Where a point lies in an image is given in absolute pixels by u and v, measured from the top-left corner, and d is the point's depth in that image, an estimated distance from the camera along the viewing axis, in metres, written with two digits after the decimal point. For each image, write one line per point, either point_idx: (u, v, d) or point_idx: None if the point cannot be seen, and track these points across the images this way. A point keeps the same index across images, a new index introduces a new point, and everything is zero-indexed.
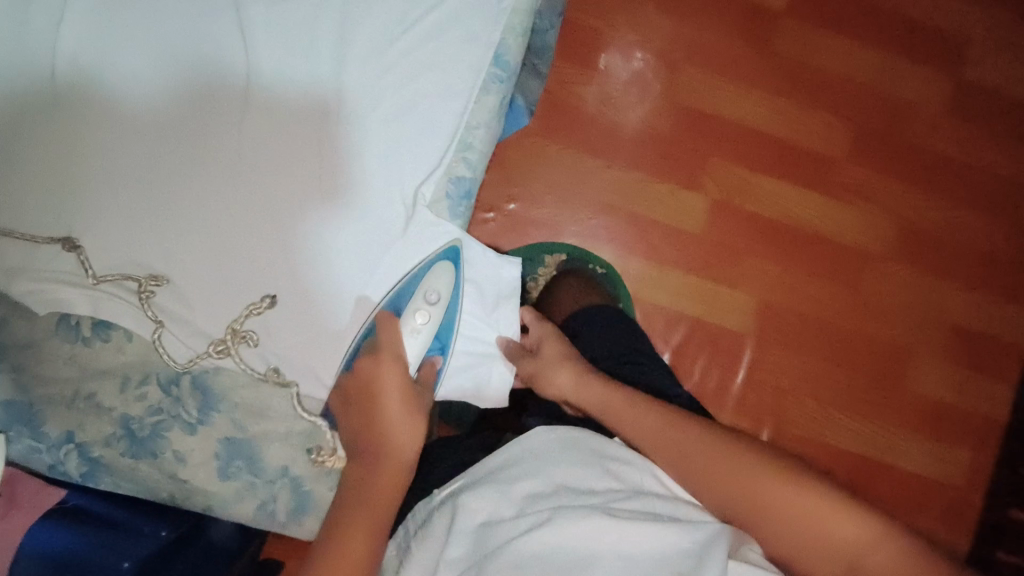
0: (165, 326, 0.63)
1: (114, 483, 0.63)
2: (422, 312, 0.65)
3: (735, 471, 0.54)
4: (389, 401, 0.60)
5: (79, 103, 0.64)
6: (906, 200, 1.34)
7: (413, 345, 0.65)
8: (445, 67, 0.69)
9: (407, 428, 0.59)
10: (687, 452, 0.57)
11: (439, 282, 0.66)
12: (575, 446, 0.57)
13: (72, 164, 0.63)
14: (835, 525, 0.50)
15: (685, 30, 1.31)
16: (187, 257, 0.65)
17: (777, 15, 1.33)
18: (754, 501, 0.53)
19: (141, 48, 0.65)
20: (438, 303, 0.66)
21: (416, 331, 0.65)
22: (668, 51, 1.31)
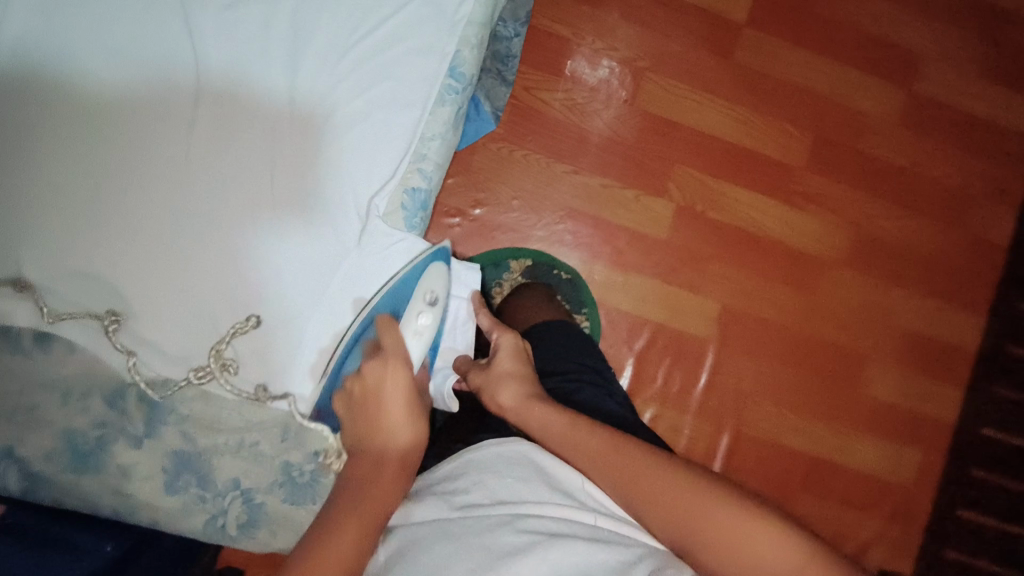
0: (138, 354, 0.63)
1: (56, 498, 0.62)
2: (423, 313, 0.66)
3: (648, 481, 0.53)
4: (390, 407, 0.59)
5: (17, 110, 0.62)
6: (861, 209, 1.38)
7: (416, 345, 0.66)
8: (400, 77, 0.69)
9: (414, 427, 0.60)
10: (629, 471, 0.54)
11: (438, 281, 0.68)
12: (521, 460, 0.58)
13: (14, 173, 0.62)
14: (749, 535, 0.49)
15: (650, 38, 1.33)
16: (130, 271, 0.63)
17: (740, 26, 1.36)
18: (667, 513, 0.52)
19: (84, 54, 0.63)
20: (440, 299, 0.68)
21: (418, 333, 0.66)
22: (633, 59, 1.32)
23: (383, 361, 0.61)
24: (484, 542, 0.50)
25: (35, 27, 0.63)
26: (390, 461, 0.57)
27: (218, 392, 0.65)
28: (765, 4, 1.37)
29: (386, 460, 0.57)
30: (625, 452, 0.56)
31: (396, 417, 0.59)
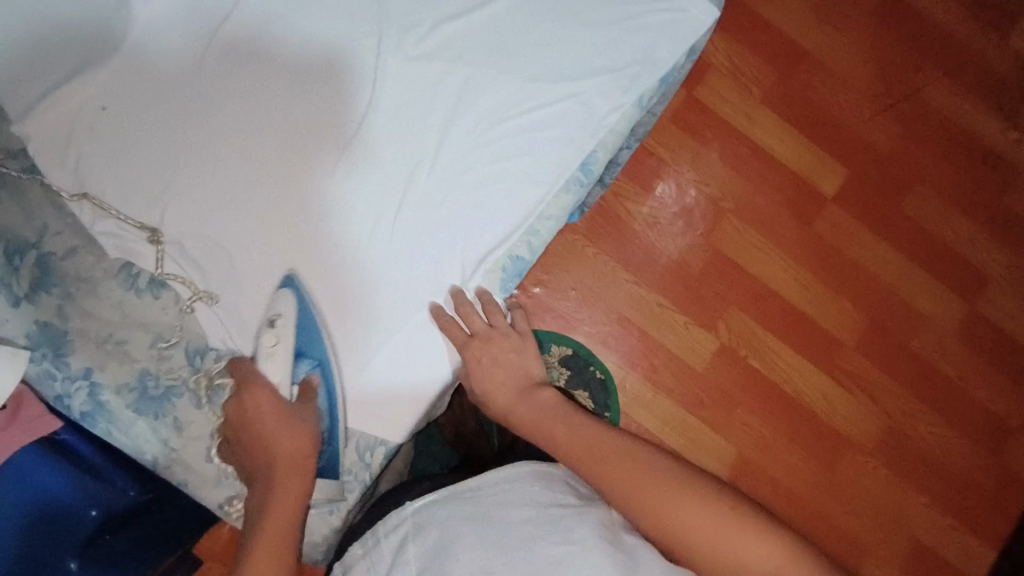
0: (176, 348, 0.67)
1: (109, 430, 0.65)
2: (268, 335, 0.66)
3: (644, 481, 0.59)
4: (259, 433, 0.62)
5: (213, 87, 0.71)
6: (898, 402, 1.39)
7: (274, 364, 0.65)
8: (536, 158, 0.74)
9: (289, 441, 0.61)
10: (644, 485, 0.58)
11: (283, 301, 0.67)
12: (544, 475, 0.62)
13: (181, 137, 0.69)
14: (731, 535, 0.55)
15: (740, 185, 1.41)
16: (249, 249, 0.69)
17: (825, 200, 1.43)
18: (659, 513, 0.57)
19: (277, 61, 0.72)
20: (282, 314, 0.66)
21: (269, 357, 0.65)
22: (720, 198, 1.40)
23: (245, 386, 0.64)
24: (523, 552, 0.55)
25: (249, 25, 0.72)
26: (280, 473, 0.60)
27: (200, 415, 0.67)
28: (854, 188, 1.45)
29: (275, 471, 0.61)
30: (641, 464, 0.60)
31: (270, 434, 0.62)
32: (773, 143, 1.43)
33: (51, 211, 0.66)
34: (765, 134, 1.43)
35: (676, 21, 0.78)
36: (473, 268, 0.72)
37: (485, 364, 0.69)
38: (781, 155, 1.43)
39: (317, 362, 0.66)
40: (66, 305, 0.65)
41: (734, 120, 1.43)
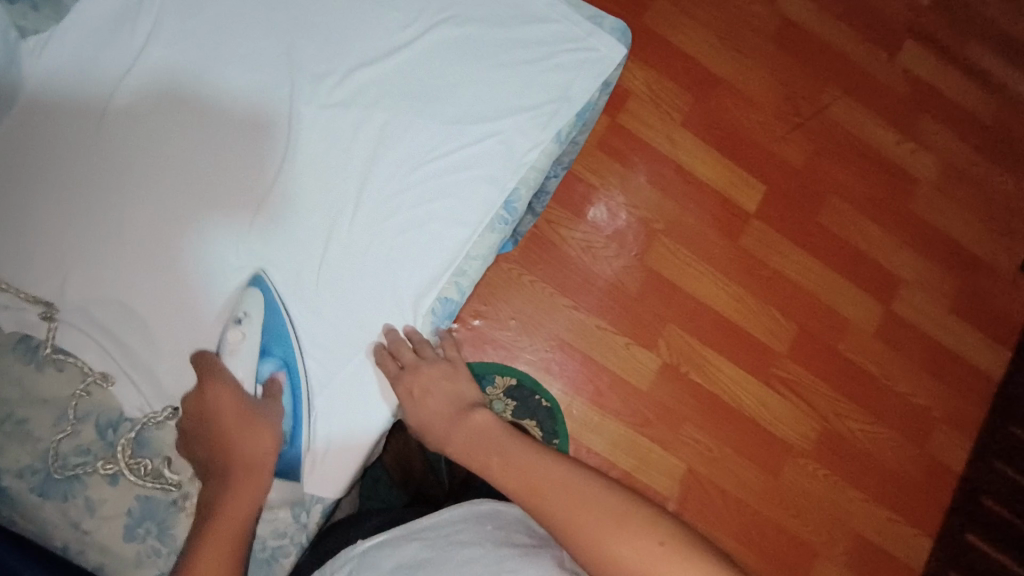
0: (82, 426, 0.62)
1: (11, 518, 0.60)
2: (234, 331, 0.65)
3: (575, 503, 0.54)
4: (221, 418, 0.62)
5: (116, 145, 0.68)
6: (831, 404, 1.45)
7: (238, 360, 0.65)
8: (459, 198, 0.74)
9: (253, 437, 0.61)
10: (551, 496, 0.55)
11: (250, 301, 0.66)
12: (495, 512, 0.69)
13: (83, 196, 0.66)
14: (627, 545, 0.52)
15: (667, 206, 1.46)
16: (161, 311, 0.65)
17: (747, 215, 1.50)
18: (589, 540, 0.52)
19: (186, 113, 0.70)
20: (248, 316, 0.66)
21: (235, 352, 0.65)
22: (649, 219, 1.44)
23: (207, 381, 0.64)
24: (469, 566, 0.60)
25: (154, 78, 0.70)
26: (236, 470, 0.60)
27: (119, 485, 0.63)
28: (773, 202, 1.52)
29: (230, 468, 0.60)
30: (551, 475, 0.57)
31: (231, 431, 0.61)
32: (695, 166, 1.49)
33: None
34: (687, 157, 1.49)
35: (590, 59, 0.80)
36: (402, 313, 0.71)
37: (418, 397, 0.66)
38: (703, 176, 1.49)
39: (281, 363, 0.66)
40: None
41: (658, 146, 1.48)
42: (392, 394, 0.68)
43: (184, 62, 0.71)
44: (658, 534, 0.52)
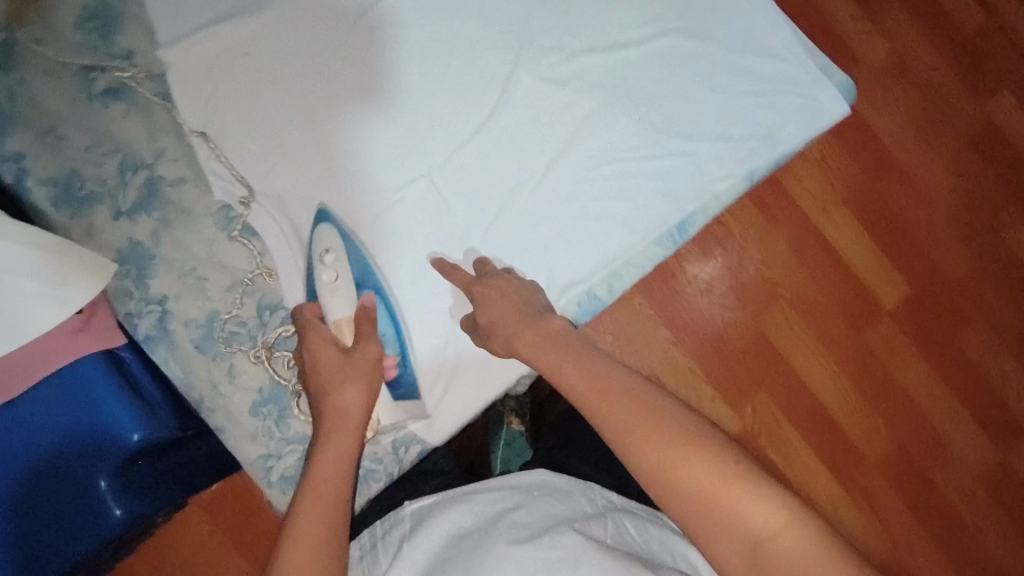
0: (247, 301, 0.68)
1: (164, 359, 0.66)
2: (324, 270, 0.64)
3: (631, 425, 0.50)
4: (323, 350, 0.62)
5: (345, 60, 0.71)
6: (923, 553, 1.14)
7: (334, 300, 0.64)
8: (637, 204, 0.73)
9: (361, 365, 0.61)
10: (623, 410, 0.51)
11: (327, 235, 0.65)
12: (569, 486, 0.63)
13: (306, 104, 0.70)
14: (693, 460, 0.47)
15: (797, 268, 1.09)
16: (338, 229, 0.69)
17: (884, 309, 1.11)
18: (646, 461, 0.48)
19: (411, 51, 0.71)
20: (334, 252, 0.64)
21: (330, 289, 0.64)
22: (770, 276, 1.08)
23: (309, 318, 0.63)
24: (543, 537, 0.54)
25: (394, 13, 0.71)
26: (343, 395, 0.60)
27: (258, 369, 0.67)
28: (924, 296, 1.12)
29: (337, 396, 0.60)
30: (625, 394, 0.52)
31: (328, 369, 0.61)
32: (849, 249, 1.10)
33: (170, 140, 0.67)
34: (840, 233, 1.09)
35: (807, 109, 0.75)
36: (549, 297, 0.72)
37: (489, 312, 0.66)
38: (848, 260, 1.10)
39: (375, 290, 0.66)
40: (159, 231, 0.66)
41: (810, 201, 1.09)
42: (465, 301, 0.70)
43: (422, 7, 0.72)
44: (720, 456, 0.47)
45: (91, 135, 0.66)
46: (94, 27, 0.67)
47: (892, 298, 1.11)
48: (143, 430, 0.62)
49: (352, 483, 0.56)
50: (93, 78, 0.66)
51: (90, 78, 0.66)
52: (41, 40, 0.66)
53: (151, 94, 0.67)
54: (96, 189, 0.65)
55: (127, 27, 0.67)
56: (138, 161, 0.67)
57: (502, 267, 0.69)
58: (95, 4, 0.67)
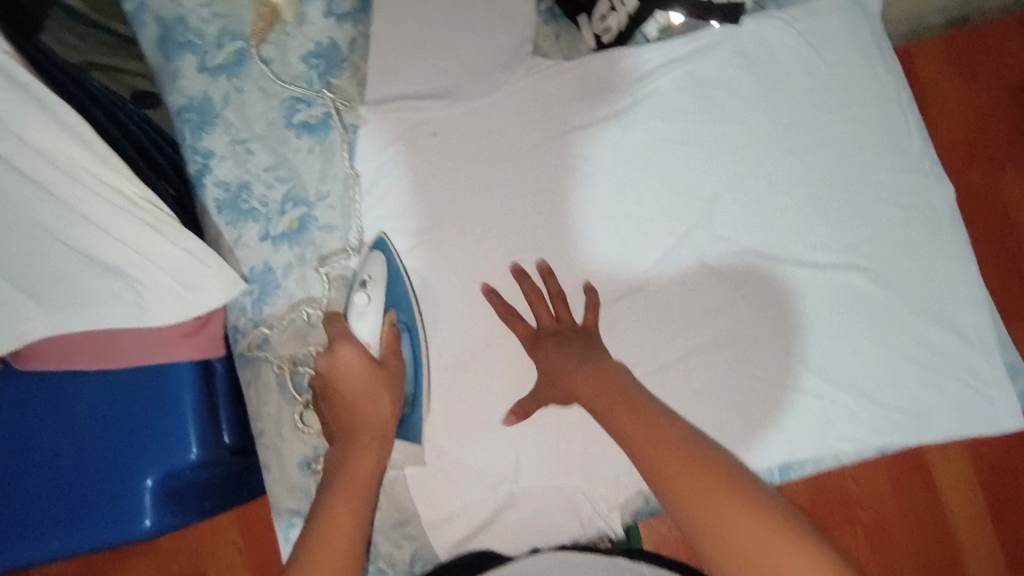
0: None
1: (248, 383, 0.68)
2: (359, 292, 0.63)
3: (702, 486, 0.47)
4: (351, 374, 0.61)
5: (524, 173, 0.71)
6: None
7: (364, 325, 0.63)
8: (749, 425, 0.68)
9: (378, 401, 0.60)
10: (667, 454, 0.50)
11: (374, 260, 0.65)
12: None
13: (470, 199, 0.70)
14: (736, 514, 0.46)
15: (886, 509, 0.94)
16: (447, 331, 0.69)
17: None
18: (705, 515, 0.46)
19: (590, 189, 0.70)
20: (375, 279, 0.64)
21: (359, 312, 0.63)
22: (859, 510, 0.94)
23: (336, 342, 0.62)
24: None
25: (589, 145, 0.71)
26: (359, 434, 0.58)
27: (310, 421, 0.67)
28: None
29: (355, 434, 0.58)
30: (670, 441, 0.51)
31: (354, 391, 0.60)
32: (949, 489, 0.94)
33: (337, 188, 0.70)
34: (948, 477, 0.94)
35: (972, 408, 0.67)
36: (617, 492, 0.67)
37: (543, 366, 0.63)
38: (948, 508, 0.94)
39: (403, 326, 0.65)
40: (293, 265, 0.69)
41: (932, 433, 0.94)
42: (520, 347, 0.68)
43: (614, 154, 0.71)
44: (793, 529, 0.44)
45: (274, 159, 0.70)
46: (317, 64, 0.71)
47: (985, 574, 0.93)
48: (201, 452, 0.63)
49: (369, 520, 0.53)
50: (297, 109, 0.70)
51: (295, 108, 0.70)
52: (270, 59, 0.71)
53: (340, 141, 0.71)
54: (258, 207, 0.69)
55: (345, 75, 0.71)
56: (302, 197, 0.70)
57: (559, 318, 0.65)
58: (328, 44, 0.72)
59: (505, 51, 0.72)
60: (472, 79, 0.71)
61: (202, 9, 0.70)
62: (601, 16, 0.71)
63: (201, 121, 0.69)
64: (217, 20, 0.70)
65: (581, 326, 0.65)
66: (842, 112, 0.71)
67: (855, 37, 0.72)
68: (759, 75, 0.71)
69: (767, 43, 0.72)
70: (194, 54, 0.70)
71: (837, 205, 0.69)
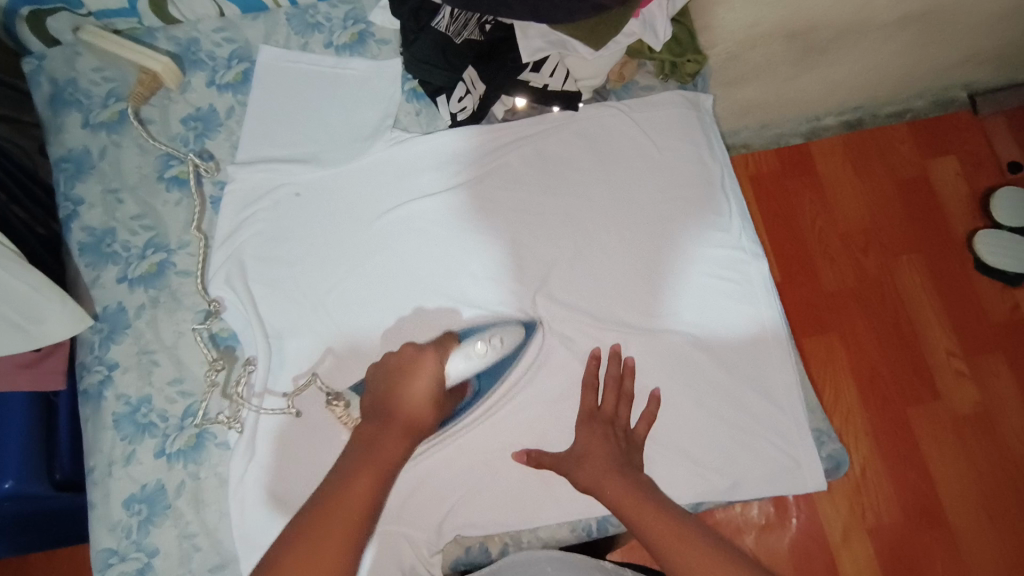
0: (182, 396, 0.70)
1: (85, 418, 0.70)
2: (482, 341, 0.68)
3: (678, 551, 0.55)
4: (419, 382, 0.62)
5: (380, 232, 0.76)
6: None
7: (460, 365, 0.66)
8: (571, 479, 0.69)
9: (428, 407, 0.62)
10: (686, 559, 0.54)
11: (507, 332, 0.70)
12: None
13: (332, 253, 0.75)
14: None
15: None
16: (283, 375, 0.71)
17: None
18: None
19: (437, 249, 0.76)
20: (501, 342, 0.69)
21: (467, 355, 0.67)
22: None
23: (430, 350, 0.65)
24: None
25: (439, 207, 0.77)
26: (397, 421, 0.60)
27: (142, 457, 0.68)
28: None
29: (391, 421, 0.60)
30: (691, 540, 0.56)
31: (412, 389, 0.62)
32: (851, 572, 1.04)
33: (197, 237, 0.75)
34: (851, 562, 1.05)
35: (784, 470, 0.70)
36: (438, 536, 0.68)
37: (581, 444, 0.66)
38: None
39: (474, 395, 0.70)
40: (145, 307, 0.72)
41: (833, 517, 1.07)
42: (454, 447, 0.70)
43: (463, 219, 0.76)
44: None
45: (141, 207, 0.75)
46: (194, 125, 0.79)
47: None
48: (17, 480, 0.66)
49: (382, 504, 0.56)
50: (170, 164, 0.77)
51: (167, 164, 0.77)
52: (152, 120, 0.78)
53: (204, 195, 0.77)
54: (120, 251, 0.74)
55: (220, 136, 0.79)
56: (164, 243, 0.75)
57: (618, 411, 0.69)
58: (207, 109, 0.79)
59: (369, 124, 0.79)
60: (337, 147, 0.78)
61: (93, 73, 0.78)
62: (457, 99, 0.78)
63: (77, 171, 0.76)
64: (106, 83, 0.78)
65: (631, 433, 0.69)
66: (670, 191, 0.78)
67: (683, 125, 0.80)
68: (597, 155, 0.79)
69: (607, 127, 0.80)
70: (80, 111, 0.77)
71: (662, 275, 0.75)
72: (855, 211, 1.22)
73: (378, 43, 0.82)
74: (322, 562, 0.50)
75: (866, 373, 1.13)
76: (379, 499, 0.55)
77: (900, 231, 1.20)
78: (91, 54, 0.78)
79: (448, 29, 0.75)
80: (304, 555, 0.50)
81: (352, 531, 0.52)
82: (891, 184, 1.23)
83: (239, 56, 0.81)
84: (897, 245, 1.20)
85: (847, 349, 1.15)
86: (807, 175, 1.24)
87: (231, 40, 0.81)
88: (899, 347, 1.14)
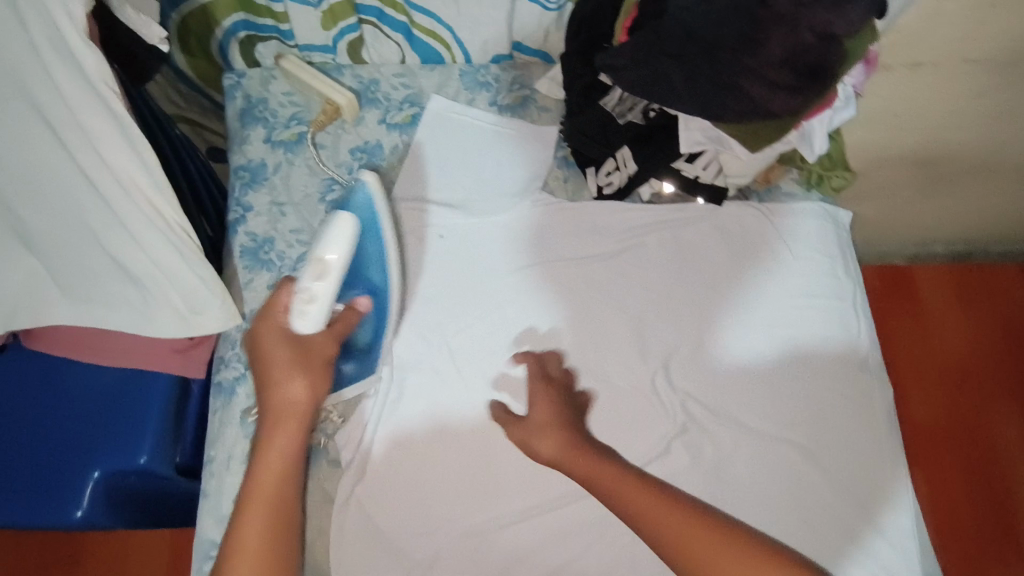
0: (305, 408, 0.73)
1: (214, 409, 0.74)
2: (314, 266, 0.65)
3: None
4: (270, 350, 0.65)
5: (511, 287, 0.79)
6: None
7: (303, 322, 0.65)
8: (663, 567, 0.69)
9: (285, 364, 0.64)
10: None
11: (340, 225, 0.67)
12: None
13: (462, 298, 0.79)
14: None
15: None
16: (402, 406, 0.74)
17: None
18: None
19: (563, 313, 0.78)
20: (338, 251, 0.66)
21: (308, 297, 0.65)
22: None
23: (268, 307, 0.67)
24: None
25: (571, 273, 0.79)
26: (269, 391, 0.64)
27: None
28: None
29: (264, 387, 0.64)
30: None
31: (263, 354, 0.65)
32: None
33: None
34: None
35: None
36: None
37: (593, 437, 0.67)
38: None
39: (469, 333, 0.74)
40: None
41: None
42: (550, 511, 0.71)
43: (593, 289, 0.79)
44: None
45: (300, 224, 0.81)
46: (360, 157, 0.85)
47: None
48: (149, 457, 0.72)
49: (302, 445, 0.64)
50: (333, 189, 0.82)
51: (330, 187, 0.83)
52: (324, 145, 0.85)
53: None
54: (275, 260, 0.79)
55: (381, 171, 0.84)
56: None
57: (549, 371, 0.74)
58: (373, 144, 0.85)
59: (519, 183, 0.84)
60: (484, 198, 0.83)
61: (283, 96, 0.86)
62: (606, 173, 0.81)
63: (252, 180, 0.82)
64: (292, 106, 0.86)
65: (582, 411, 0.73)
66: (803, 299, 0.78)
67: (823, 236, 0.80)
68: (732, 251, 0.80)
69: (745, 225, 0.81)
70: (265, 126, 0.84)
71: (782, 380, 0.75)
72: (955, 343, 1.19)
73: (539, 109, 0.88)
74: (258, 518, 0.59)
75: (950, 515, 1.08)
76: (293, 442, 0.63)
77: (1003, 372, 1.16)
78: (286, 79, 0.86)
79: (615, 109, 0.79)
80: (240, 519, 0.60)
81: (272, 490, 0.61)
82: (997, 323, 1.20)
83: (411, 100, 0.87)
84: (998, 386, 1.16)
85: (931, 485, 1.10)
86: (911, 297, 1.22)
87: (406, 86, 0.88)
88: (989, 493, 1.09)
